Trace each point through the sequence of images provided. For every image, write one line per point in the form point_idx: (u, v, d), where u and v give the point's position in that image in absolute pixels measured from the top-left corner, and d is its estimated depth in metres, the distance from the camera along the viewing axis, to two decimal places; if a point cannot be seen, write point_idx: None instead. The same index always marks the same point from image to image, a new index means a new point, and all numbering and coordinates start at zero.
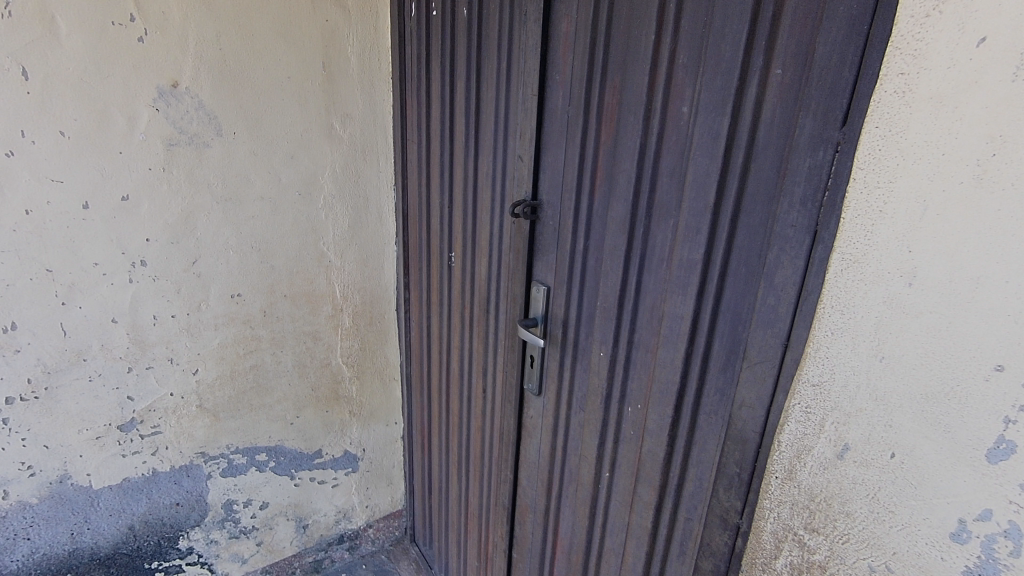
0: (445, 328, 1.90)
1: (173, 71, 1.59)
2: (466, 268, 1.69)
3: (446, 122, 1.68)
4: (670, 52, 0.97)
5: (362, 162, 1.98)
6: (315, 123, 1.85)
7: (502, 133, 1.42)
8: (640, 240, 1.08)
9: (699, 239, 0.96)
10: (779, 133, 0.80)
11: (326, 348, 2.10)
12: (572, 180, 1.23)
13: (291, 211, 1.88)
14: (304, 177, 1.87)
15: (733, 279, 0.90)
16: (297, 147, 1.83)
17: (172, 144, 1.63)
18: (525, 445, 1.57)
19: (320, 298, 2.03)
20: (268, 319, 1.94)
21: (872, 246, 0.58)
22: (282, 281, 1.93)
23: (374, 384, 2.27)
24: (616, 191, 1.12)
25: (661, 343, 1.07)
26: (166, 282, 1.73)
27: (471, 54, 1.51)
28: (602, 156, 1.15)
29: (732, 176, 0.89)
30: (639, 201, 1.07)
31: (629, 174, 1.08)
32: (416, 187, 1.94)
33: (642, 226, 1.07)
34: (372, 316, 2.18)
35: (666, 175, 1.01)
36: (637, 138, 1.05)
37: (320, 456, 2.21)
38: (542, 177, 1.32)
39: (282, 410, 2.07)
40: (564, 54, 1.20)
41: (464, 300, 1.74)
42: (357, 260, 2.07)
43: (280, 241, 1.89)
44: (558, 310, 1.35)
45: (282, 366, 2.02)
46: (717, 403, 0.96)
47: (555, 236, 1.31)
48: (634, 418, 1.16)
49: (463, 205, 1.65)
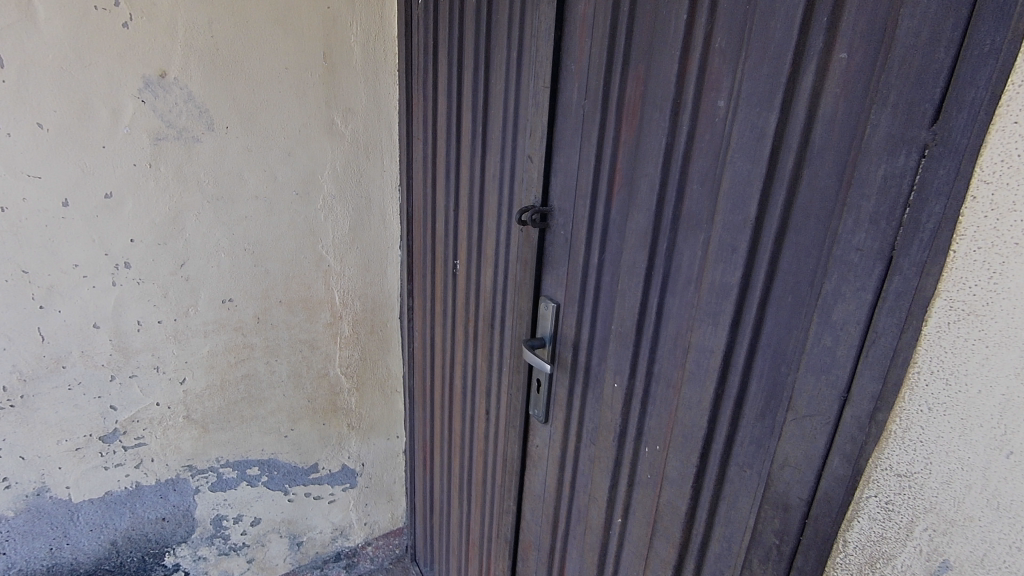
0: (448, 341, 1.75)
1: (161, 60, 1.47)
2: (471, 277, 1.55)
3: (452, 117, 1.53)
4: (705, 35, 0.81)
5: (364, 160, 1.84)
6: (314, 117, 1.71)
7: (511, 131, 1.27)
8: (664, 257, 0.93)
9: (735, 261, 0.80)
10: (842, 135, 0.64)
11: (324, 357, 1.98)
12: (586, 187, 1.08)
13: (288, 211, 1.75)
14: (301, 175, 1.74)
15: (776, 309, 0.75)
16: (295, 143, 1.70)
17: (159, 138, 1.52)
18: (530, 476, 1.42)
19: (318, 305, 1.90)
20: (261, 326, 1.83)
21: (991, 313, 0.46)
22: (278, 286, 1.81)
23: (374, 396, 2.14)
24: (637, 200, 0.96)
25: (685, 380, 0.91)
26: (151, 286, 1.63)
27: (480, 41, 1.36)
28: (620, 158, 0.99)
29: (777, 185, 0.73)
30: (663, 211, 0.91)
31: (653, 180, 0.92)
32: (420, 189, 1.79)
33: (665, 242, 0.92)
34: (373, 324, 2.04)
35: (696, 182, 0.85)
36: (664, 136, 0.89)
37: (316, 471, 2.09)
38: (553, 180, 1.17)
39: (276, 423, 1.96)
40: (581, 40, 1.05)
41: (468, 313, 1.60)
42: (359, 265, 1.94)
43: (276, 244, 1.77)
44: (569, 332, 1.20)
45: (276, 376, 1.91)
46: (753, 455, 0.81)
47: (566, 247, 1.16)
48: (652, 460, 1.01)
49: (468, 209, 1.51)
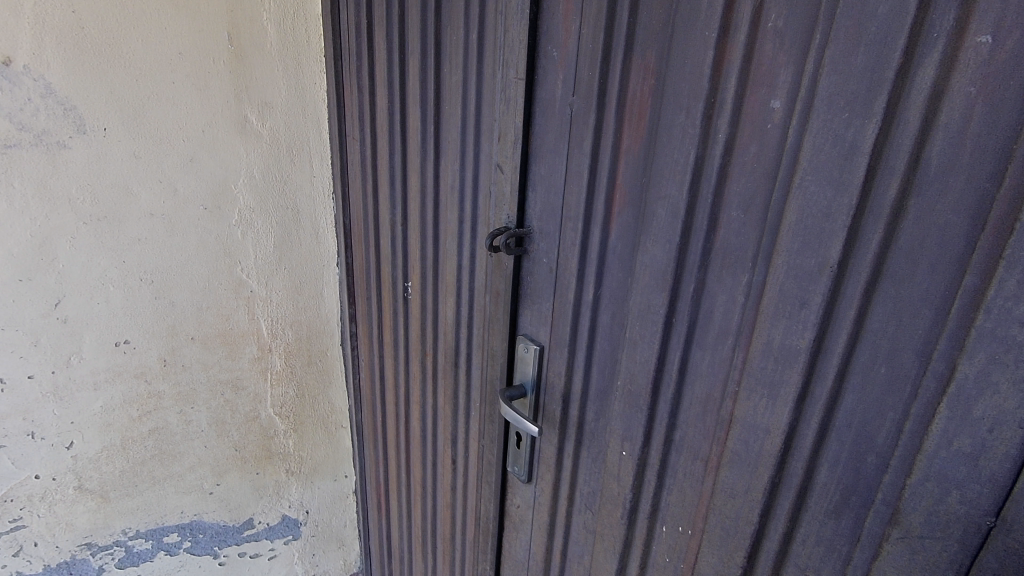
0: (402, 375, 1.50)
1: (3, 42, 1.11)
2: (428, 304, 1.30)
3: (396, 114, 1.25)
4: (754, 10, 0.60)
5: (290, 164, 1.51)
6: (222, 115, 1.37)
7: (473, 132, 1.02)
8: (689, 302, 0.72)
9: (805, 318, 0.59)
10: (988, 155, 0.45)
11: (252, 398, 1.67)
12: (577, 207, 0.86)
13: (195, 231, 1.43)
14: (209, 186, 1.41)
15: (861, 383, 0.56)
16: (197, 147, 1.36)
17: (9, 145, 1.17)
18: (509, 539, 1.21)
19: (240, 338, 1.59)
20: (169, 369, 1.51)
21: None
22: (188, 320, 1.49)
23: (316, 435, 1.86)
24: (652, 226, 0.74)
25: (724, 459, 0.71)
26: (15, 333, 1.28)
27: (428, 19, 1.09)
28: (625, 171, 0.78)
29: (870, 221, 0.53)
30: (689, 242, 0.71)
31: (675, 201, 0.71)
32: (359, 197, 1.50)
33: (692, 283, 0.71)
34: (311, 354, 1.75)
35: (736, 208, 0.65)
36: (693, 146, 0.67)
37: (251, 527, 1.81)
38: (532, 195, 0.94)
39: (197, 479, 1.65)
40: (566, 17, 0.82)
41: (425, 346, 1.35)
42: (288, 288, 1.63)
43: (182, 270, 1.44)
44: (558, 381, 0.98)
45: (193, 427, 1.60)
46: (825, 561, 0.63)
47: (551, 278, 0.94)
48: (672, 545, 0.82)
49: (422, 225, 1.25)
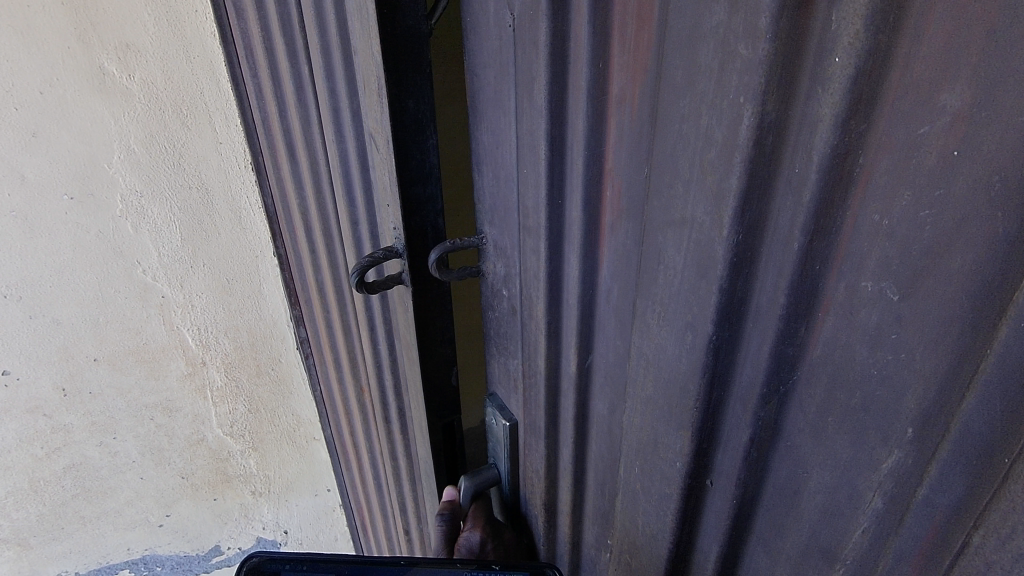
0: (349, 402, 1.13)
1: None
2: (351, 328, 0.91)
3: (272, 47, 0.80)
4: None
5: (182, 130, 1.07)
6: (67, 66, 0.97)
7: (340, 80, 0.59)
8: (739, 457, 0.32)
9: None
10: None
11: (192, 419, 1.37)
12: (535, 212, 0.43)
13: (66, 230, 1.09)
14: (76, 167, 1.04)
15: None
16: (39, 115, 0.99)
17: None
18: None
19: (160, 354, 1.26)
20: (73, 399, 1.24)
21: None
22: (84, 340, 1.19)
23: (282, 452, 1.50)
24: (660, 281, 0.32)
25: None
26: None
27: None
28: (619, 142, 0.36)
29: None
30: (740, 336, 0.30)
31: (701, 236, 0.29)
32: (271, 168, 1.07)
33: (749, 422, 0.31)
34: (260, 364, 1.35)
35: (874, 277, 0.23)
36: (746, 94, 0.24)
37: (221, 553, 1.63)
38: (479, 178, 0.52)
39: (140, 513, 1.46)
40: None
41: (359, 380, 0.97)
42: (214, 289, 1.23)
43: (54, 283, 1.12)
44: (536, 483, 0.59)
45: (120, 459, 1.35)
46: None
47: (518, 324, 0.53)
48: None
49: (324, 216, 0.84)
